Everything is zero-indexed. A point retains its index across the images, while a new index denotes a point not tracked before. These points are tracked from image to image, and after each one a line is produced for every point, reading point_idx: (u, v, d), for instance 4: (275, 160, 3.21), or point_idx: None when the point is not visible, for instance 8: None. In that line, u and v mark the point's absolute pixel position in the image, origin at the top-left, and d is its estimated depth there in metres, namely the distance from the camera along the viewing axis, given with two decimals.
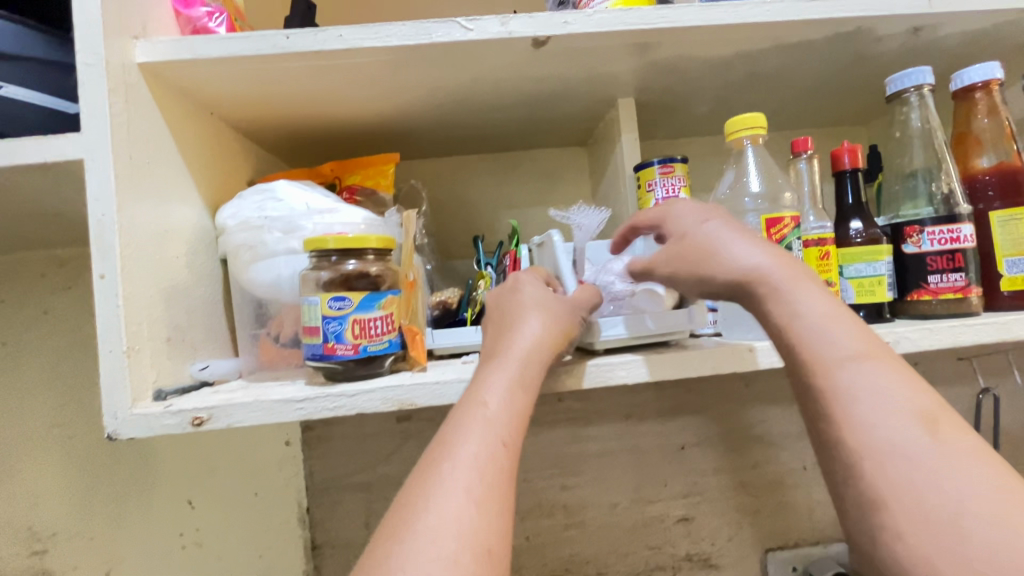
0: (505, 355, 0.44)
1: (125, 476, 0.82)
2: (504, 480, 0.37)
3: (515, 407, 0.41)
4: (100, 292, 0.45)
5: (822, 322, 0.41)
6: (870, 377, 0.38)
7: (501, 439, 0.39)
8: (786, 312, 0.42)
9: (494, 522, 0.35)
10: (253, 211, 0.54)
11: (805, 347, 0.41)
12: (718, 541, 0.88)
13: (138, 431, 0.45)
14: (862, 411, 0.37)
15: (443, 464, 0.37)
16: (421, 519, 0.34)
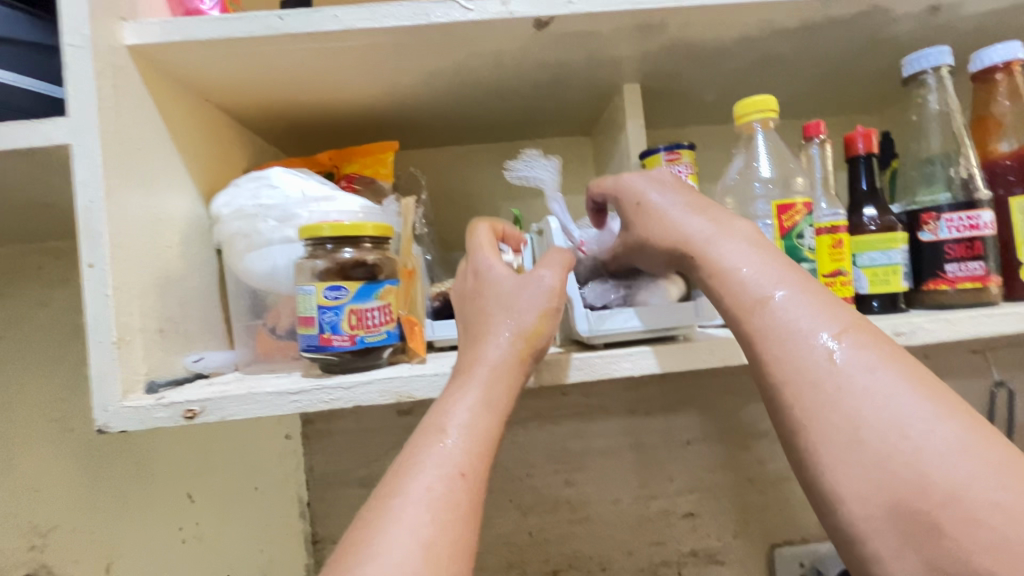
0: (472, 368, 0.43)
1: (123, 470, 0.81)
2: (460, 517, 0.36)
3: (478, 430, 0.40)
4: (89, 282, 0.44)
5: (749, 269, 0.41)
6: (793, 319, 0.39)
7: (458, 469, 0.38)
8: (713, 267, 0.43)
9: (445, 564, 0.34)
10: (247, 199, 0.53)
11: (726, 295, 0.42)
12: (724, 537, 0.87)
13: (129, 424, 0.44)
14: (793, 355, 0.38)
15: (392, 499, 0.36)
16: (368, 563, 0.33)
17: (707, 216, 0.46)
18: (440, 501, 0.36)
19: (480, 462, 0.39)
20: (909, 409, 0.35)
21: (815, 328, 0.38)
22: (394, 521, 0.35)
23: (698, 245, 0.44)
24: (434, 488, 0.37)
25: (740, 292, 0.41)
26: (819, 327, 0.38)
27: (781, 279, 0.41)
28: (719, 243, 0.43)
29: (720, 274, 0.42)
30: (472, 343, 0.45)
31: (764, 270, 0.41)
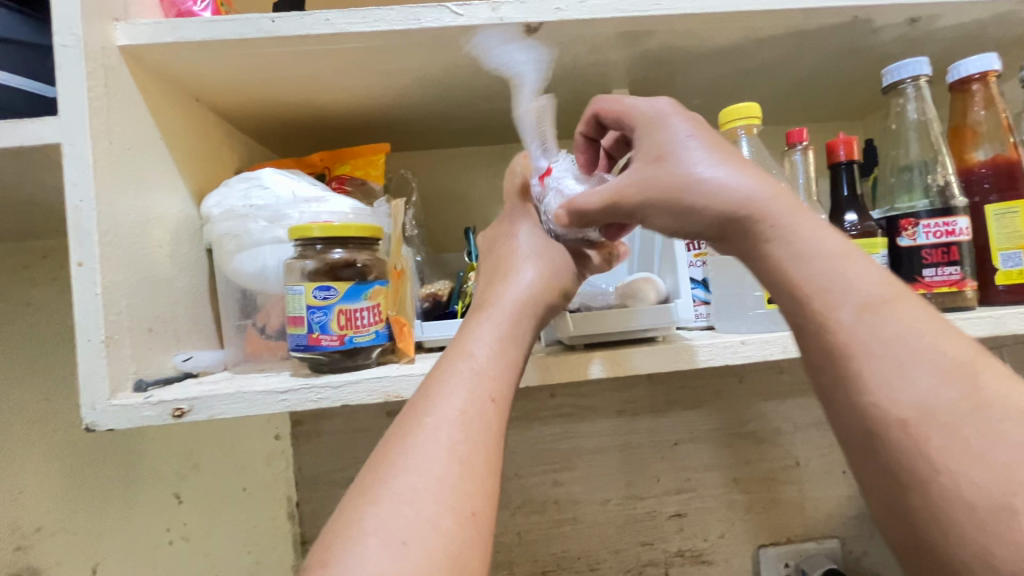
0: (498, 309, 0.44)
1: (110, 470, 0.81)
2: (492, 436, 0.37)
3: (504, 362, 0.41)
4: (78, 281, 0.44)
5: (833, 253, 0.39)
6: (908, 325, 0.35)
7: (489, 394, 0.38)
8: (793, 243, 0.39)
9: (479, 480, 0.34)
10: (238, 199, 0.53)
11: (807, 275, 0.38)
12: (711, 537, 0.88)
13: (117, 422, 0.44)
14: (894, 357, 0.34)
15: (426, 418, 0.36)
16: (399, 478, 0.33)
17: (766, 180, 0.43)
18: (471, 422, 0.36)
19: (507, 390, 0.40)
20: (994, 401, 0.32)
21: (920, 341, 0.35)
22: (429, 438, 0.35)
23: (766, 211, 0.40)
24: (465, 409, 0.37)
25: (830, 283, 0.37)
26: (926, 338, 0.35)
27: (889, 287, 0.37)
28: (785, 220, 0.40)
29: (804, 258, 0.39)
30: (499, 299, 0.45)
31: (851, 262, 0.38)
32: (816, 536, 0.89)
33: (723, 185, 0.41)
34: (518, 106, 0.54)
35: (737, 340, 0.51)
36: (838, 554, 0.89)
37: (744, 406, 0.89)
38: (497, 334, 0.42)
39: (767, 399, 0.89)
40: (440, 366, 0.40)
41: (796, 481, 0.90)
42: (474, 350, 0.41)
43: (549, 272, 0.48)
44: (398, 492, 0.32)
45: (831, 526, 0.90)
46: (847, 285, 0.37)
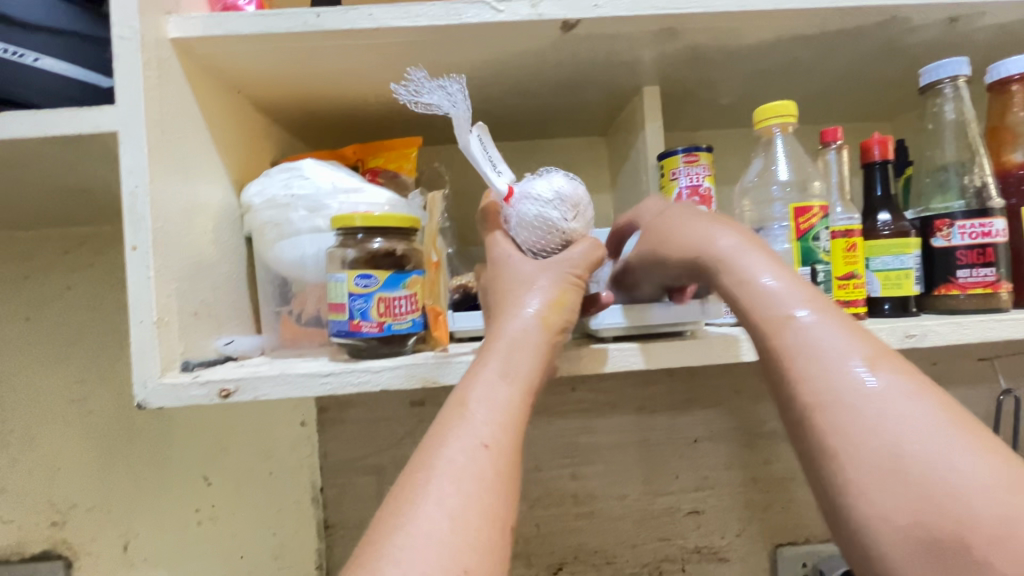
0: (499, 345, 0.44)
1: (142, 450, 0.83)
2: (484, 489, 0.36)
3: (500, 400, 0.41)
4: (132, 264, 0.46)
5: (774, 283, 0.43)
6: (819, 336, 0.40)
7: (482, 440, 0.39)
8: (738, 275, 0.45)
9: (472, 536, 0.34)
10: (279, 189, 0.55)
11: (753, 308, 0.43)
12: (728, 536, 0.88)
13: (166, 400, 0.46)
14: (827, 376, 0.38)
15: (418, 474, 0.37)
16: (390, 537, 0.34)
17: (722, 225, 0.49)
18: (462, 472, 0.37)
19: (506, 435, 0.40)
20: (923, 444, 0.35)
21: (844, 354, 0.39)
22: (421, 496, 0.35)
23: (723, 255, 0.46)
24: (456, 458, 0.37)
25: (767, 309, 0.42)
26: (846, 351, 0.39)
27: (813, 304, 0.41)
28: (742, 256, 0.45)
29: (745, 284, 0.44)
30: (501, 317, 0.46)
31: (789, 287, 0.43)
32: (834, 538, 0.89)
33: (704, 233, 0.48)
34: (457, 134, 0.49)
35: None
36: None
37: (765, 405, 0.89)
38: (492, 364, 0.43)
39: None
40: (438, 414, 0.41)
41: None
42: (469, 393, 0.41)
43: (550, 284, 0.47)
44: (387, 555, 0.33)
45: None
46: (778, 304, 0.42)
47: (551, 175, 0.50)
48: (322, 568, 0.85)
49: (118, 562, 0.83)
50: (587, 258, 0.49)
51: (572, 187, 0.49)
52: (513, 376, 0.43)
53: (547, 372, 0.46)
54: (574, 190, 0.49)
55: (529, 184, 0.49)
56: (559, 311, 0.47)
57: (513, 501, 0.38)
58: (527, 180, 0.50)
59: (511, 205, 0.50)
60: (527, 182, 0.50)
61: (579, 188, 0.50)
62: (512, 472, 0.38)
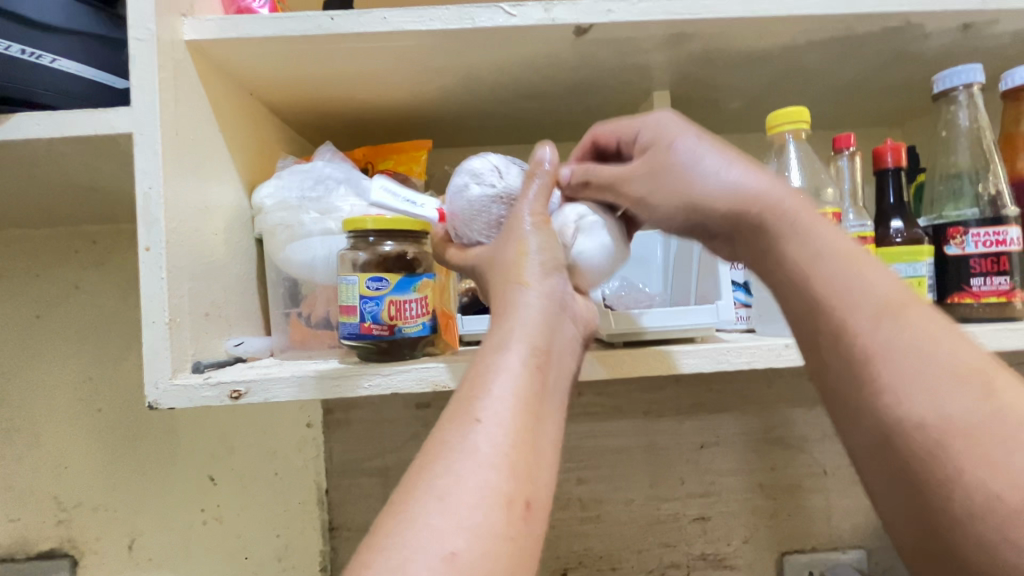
0: (504, 318, 0.42)
1: (149, 449, 0.83)
2: (479, 464, 0.35)
3: (499, 374, 0.39)
4: (146, 265, 0.46)
5: (846, 264, 0.41)
6: (898, 320, 0.39)
7: (476, 415, 0.37)
8: (812, 249, 0.42)
9: (465, 516, 0.33)
10: (291, 191, 0.55)
11: (838, 286, 0.41)
12: (734, 542, 0.88)
13: (178, 401, 0.46)
14: (900, 352, 0.39)
15: (419, 456, 0.37)
16: (387, 520, 0.33)
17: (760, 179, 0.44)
18: (456, 449, 0.36)
19: (505, 408, 0.38)
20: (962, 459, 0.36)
21: (915, 328, 0.39)
22: (419, 479, 0.35)
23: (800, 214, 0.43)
24: (450, 437, 0.36)
25: (836, 284, 0.41)
26: (920, 327, 0.39)
27: (892, 283, 0.41)
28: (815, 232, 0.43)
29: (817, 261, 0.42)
30: (500, 287, 0.45)
31: (863, 271, 0.41)
32: (841, 547, 0.88)
33: (742, 189, 0.43)
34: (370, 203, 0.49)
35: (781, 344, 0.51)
36: (864, 564, 0.88)
37: (773, 411, 0.89)
38: (493, 337, 0.42)
39: (796, 405, 0.89)
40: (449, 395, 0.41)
41: (822, 490, 0.89)
42: (473, 371, 0.40)
43: (533, 237, 0.45)
44: (383, 540, 0.32)
45: (857, 537, 0.89)
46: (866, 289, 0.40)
47: (465, 164, 0.51)
48: (327, 570, 0.85)
49: (123, 561, 0.83)
50: (544, 193, 0.48)
51: (484, 163, 0.51)
52: (507, 345, 0.41)
53: (560, 337, 0.43)
54: (490, 163, 0.51)
55: (474, 192, 0.49)
56: (537, 266, 0.44)
57: (523, 475, 0.36)
58: (465, 195, 0.50)
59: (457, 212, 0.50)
60: (474, 197, 0.50)
61: (491, 158, 0.52)
62: (515, 446, 0.37)
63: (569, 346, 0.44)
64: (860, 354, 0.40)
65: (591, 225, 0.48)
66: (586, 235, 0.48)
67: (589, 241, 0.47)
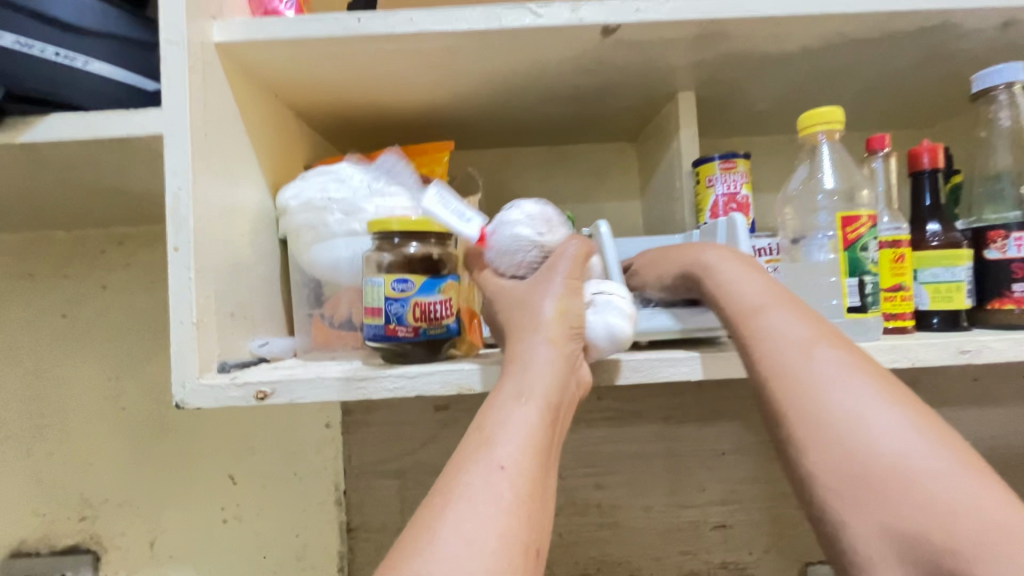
0: (520, 366, 0.43)
1: (171, 447, 0.84)
2: (501, 511, 0.35)
3: (517, 422, 0.40)
4: (174, 264, 0.46)
5: (740, 275, 0.46)
6: (782, 326, 0.43)
7: (498, 461, 0.38)
8: (719, 280, 0.47)
9: (490, 561, 0.33)
10: (316, 192, 0.55)
11: (728, 300, 0.46)
12: (756, 552, 0.86)
13: (204, 401, 0.46)
14: (776, 359, 0.42)
15: (439, 497, 0.36)
16: (409, 561, 0.33)
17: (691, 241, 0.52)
18: (480, 493, 0.36)
19: (525, 455, 0.38)
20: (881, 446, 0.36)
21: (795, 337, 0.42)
22: (440, 520, 0.35)
23: (708, 267, 0.48)
24: (472, 482, 0.37)
25: (735, 300, 0.45)
26: (796, 332, 0.42)
27: (771, 294, 0.45)
28: (727, 273, 0.47)
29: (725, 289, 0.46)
30: (517, 338, 0.45)
31: (753, 279, 0.46)
32: None
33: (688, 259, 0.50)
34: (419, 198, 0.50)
35: None
36: None
37: None
38: (510, 383, 0.42)
39: None
40: (464, 438, 0.40)
41: None
42: (489, 417, 0.40)
43: (564, 293, 0.45)
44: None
45: None
46: (737, 289, 0.46)
47: (518, 202, 0.51)
48: (344, 570, 0.85)
49: (144, 558, 0.84)
50: (578, 265, 0.47)
51: (535, 210, 0.50)
52: (528, 395, 0.41)
53: (571, 389, 0.43)
54: (544, 208, 0.51)
55: (530, 233, 0.49)
56: (562, 321, 0.44)
57: (537, 522, 0.36)
58: (519, 231, 0.49)
59: (489, 246, 0.50)
60: (529, 236, 0.49)
61: (547, 207, 0.51)
62: (533, 494, 0.37)
63: (576, 398, 0.44)
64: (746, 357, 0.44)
65: (603, 302, 0.46)
66: (595, 312, 0.46)
67: (595, 318, 0.45)
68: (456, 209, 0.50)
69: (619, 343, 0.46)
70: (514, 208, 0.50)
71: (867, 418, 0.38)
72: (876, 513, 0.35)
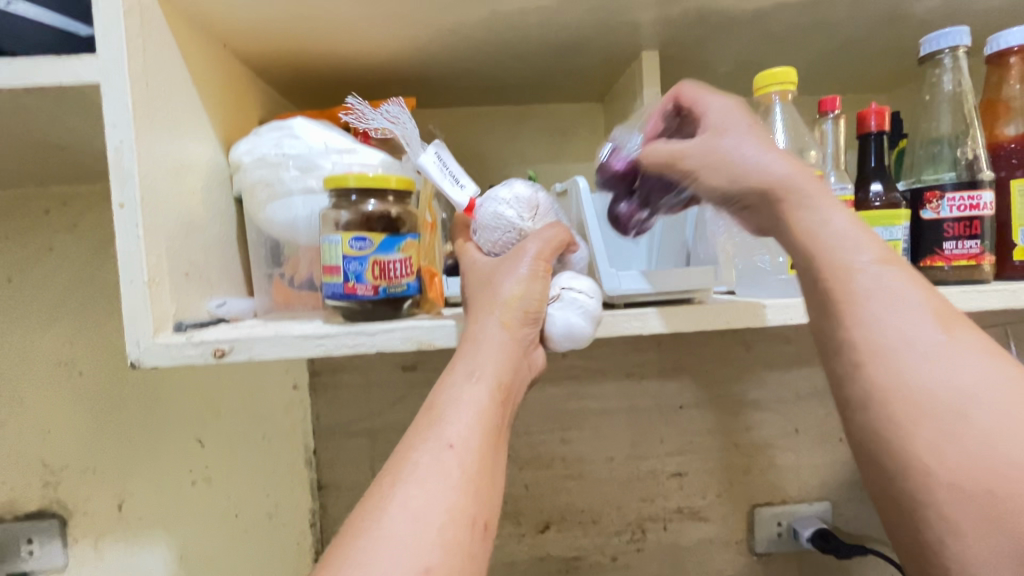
0: (474, 345, 0.44)
1: (134, 412, 0.83)
2: (446, 489, 0.37)
3: (466, 401, 0.41)
4: (121, 221, 0.45)
5: (845, 227, 0.44)
6: (890, 288, 0.41)
7: (447, 440, 0.39)
8: (813, 220, 0.44)
9: (438, 536, 0.35)
10: (270, 147, 0.54)
11: (824, 255, 0.43)
12: (708, 497, 0.92)
13: (161, 359, 0.46)
14: (886, 326, 0.40)
15: (386, 478, 0.38)
16: (361, 539, 0.34)
17: (797, 161, 0.46)
18: (427, 474, 0.37)
19: (473, 435, 0.40)
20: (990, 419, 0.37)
21: (906, 302, 0.41)
22: (388, 498, 0.36)
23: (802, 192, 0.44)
24: (421, 461, 0.38)
25: (838, 253, 0.43)
26: (909, 297, 0.41)
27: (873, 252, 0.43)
28: (829, 225, 0.44)
29: (815, 235, 0.44)
30: (474, 316, 0.46)
31: (858, 233, 0.43)
32: (809, 500, 0.93)
33: (771, 167, 0.45)
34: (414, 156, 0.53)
35: (759, 305, 0.53)
36: (830, 516, 0.93)
37: (749, 374, 0.92)
38: (460, 364, 0.43)
39: (772, 369, 0.92)
40: (414, 418, 0.42)
41: (793, 448, 0.93)
42: (438, 398, 0.42)
43: (526, 278, 0.46)
44: (351, 555, 0.34)
45: (827, 491, 0.94)
46: (848, 244, 0.43)
47: (513, 182, 0.51)
48: (317, 525, 0.87)
49: (112, 521, 0.84)
50: (552, 249, 0.48)
51: (522, 195, 0.50)
52: (478, 375, 0.42)
53: (521, 372, 0.45)
54: (534, 193, 0.51)
55: (513, 216, 0.49)
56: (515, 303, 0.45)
57: (484, 498, 0.38)
58: (505, 210, 0.49)
59: (474, 218, 0.52)
60: (511, 217, 0.49)
61: (540, 197, 0.52)
62: (480, 473, 0.39)
63: (525, 380, 0.46)
64: (843, 319, 0.42)
65: (570, 298, 0.47)
66: (561, 306, 0.47)
67: (559, 312, 0.47)
68: (449, 174, 0.52)
69: (576, 341, 0.47)
70: (509, 186, 0.51)
71: (984, 396, 0.37)
72: (983, 507, 0.36)
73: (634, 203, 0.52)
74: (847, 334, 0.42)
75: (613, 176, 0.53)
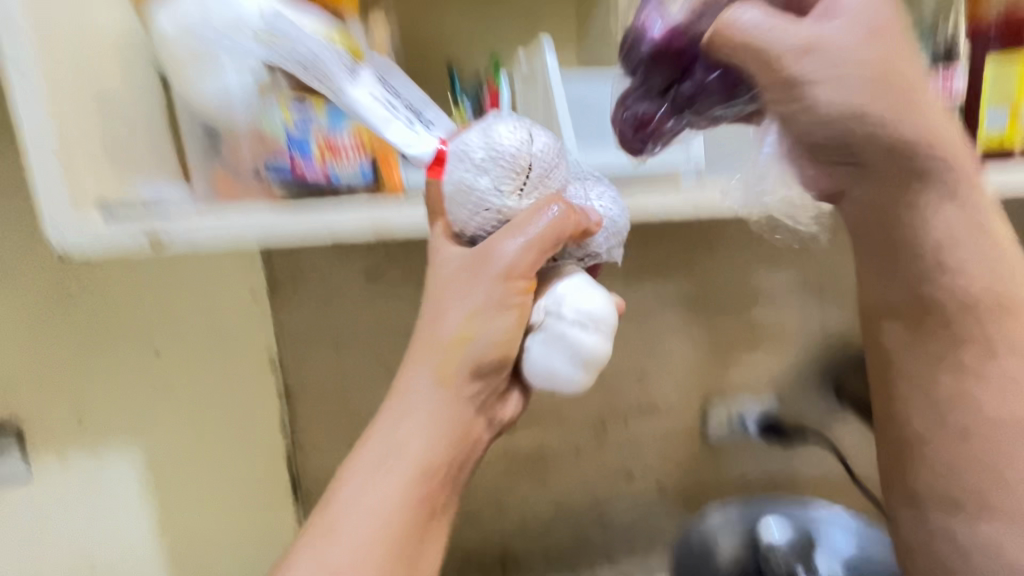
0: (424, 352, 0.49)
1: (69, 322, 0.76)
2: (376, 510, 0.47)
3: (412, 416, 0.49)
4: (18, 81, 0.42)
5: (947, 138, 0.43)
6: (960, 197, 0.45)
7: (387, 464, 0.48)
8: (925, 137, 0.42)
9: (363, 560, 0.46)
10: (195, 7, 0.46)
11: (926, 163, 0.43)
12: (667, 394, 0.97)
13: (85, 237, 0.45)
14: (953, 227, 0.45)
15: (342, 480, 0.48)
16: (315, 549, 0.46)
17: (920, 87, 0.42)
18: (369, 488, 0.47)
19: (416, 449, 0.48)
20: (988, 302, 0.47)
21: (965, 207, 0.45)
22: (336, 513, 0.47)
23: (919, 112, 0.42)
24: (359, 475, 0.48)
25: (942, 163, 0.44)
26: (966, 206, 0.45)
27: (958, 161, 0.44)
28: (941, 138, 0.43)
29: (927, 147, 0.43)
30: (427, 316, 0.49)
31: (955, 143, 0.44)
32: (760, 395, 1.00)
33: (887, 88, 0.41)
34: (338, 90, 0.46)
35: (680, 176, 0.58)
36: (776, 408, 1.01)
37: (711, 278, 0.94)
38: (404, 376, 0.49)
39: (732, 273, 0.94)
40: (365, 431, 0.50)
41: (748, 348, 0.98)
42: (381, 419, 0.49)
43: (511, 255, 0.44)
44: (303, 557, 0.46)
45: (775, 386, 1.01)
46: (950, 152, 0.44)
47: (494, 128, 0.43)
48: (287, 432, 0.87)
49: (64, 435, 0.79)
50: (550, 227, 0.43)
51: (527, 135, 0.43)
52: (419, 403, 0.48)
53: (482, 373, 0.48)
54: (521, 146, 0.43)
55: (489, 187, 0.43)
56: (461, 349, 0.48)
57: (421, 500, 0.48)
58: (481, 180, 0.43)
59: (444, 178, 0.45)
60: (486, 184, 0.43)
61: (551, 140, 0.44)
62: (418, 485, 0.48)
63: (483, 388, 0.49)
64: (923, 212, 0.45)
65: (556, 332, 0.44)
66: (544, 342, 0.45)
67: (543, 350, 0.45)
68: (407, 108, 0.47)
69: (557, 387, 0.46)
70: (496, 139, 0.43)
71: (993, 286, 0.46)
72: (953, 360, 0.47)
73: (662, 108, 0.47)
74: (889, 252, 0.47)
75: (654, 52, 0.45)
